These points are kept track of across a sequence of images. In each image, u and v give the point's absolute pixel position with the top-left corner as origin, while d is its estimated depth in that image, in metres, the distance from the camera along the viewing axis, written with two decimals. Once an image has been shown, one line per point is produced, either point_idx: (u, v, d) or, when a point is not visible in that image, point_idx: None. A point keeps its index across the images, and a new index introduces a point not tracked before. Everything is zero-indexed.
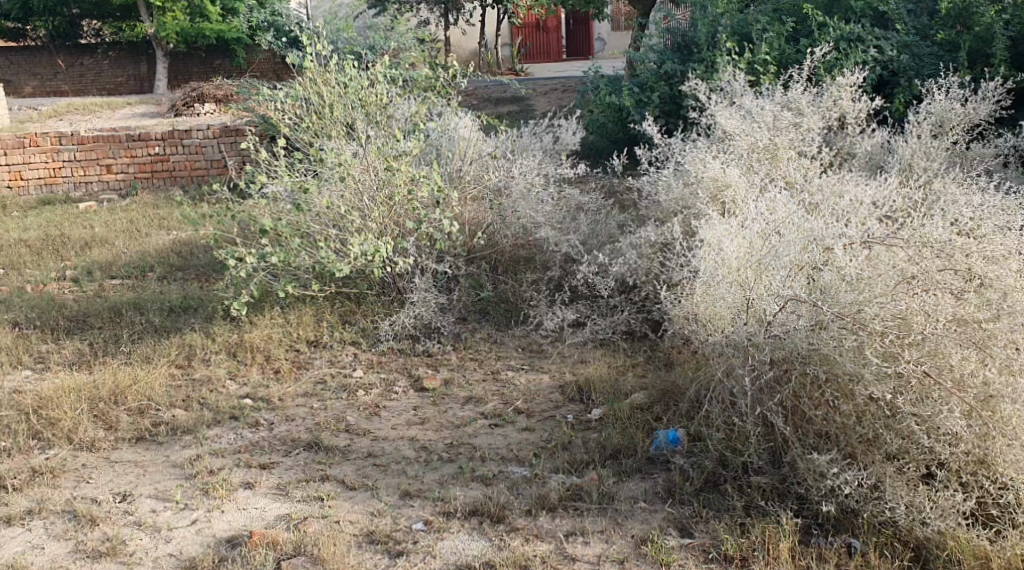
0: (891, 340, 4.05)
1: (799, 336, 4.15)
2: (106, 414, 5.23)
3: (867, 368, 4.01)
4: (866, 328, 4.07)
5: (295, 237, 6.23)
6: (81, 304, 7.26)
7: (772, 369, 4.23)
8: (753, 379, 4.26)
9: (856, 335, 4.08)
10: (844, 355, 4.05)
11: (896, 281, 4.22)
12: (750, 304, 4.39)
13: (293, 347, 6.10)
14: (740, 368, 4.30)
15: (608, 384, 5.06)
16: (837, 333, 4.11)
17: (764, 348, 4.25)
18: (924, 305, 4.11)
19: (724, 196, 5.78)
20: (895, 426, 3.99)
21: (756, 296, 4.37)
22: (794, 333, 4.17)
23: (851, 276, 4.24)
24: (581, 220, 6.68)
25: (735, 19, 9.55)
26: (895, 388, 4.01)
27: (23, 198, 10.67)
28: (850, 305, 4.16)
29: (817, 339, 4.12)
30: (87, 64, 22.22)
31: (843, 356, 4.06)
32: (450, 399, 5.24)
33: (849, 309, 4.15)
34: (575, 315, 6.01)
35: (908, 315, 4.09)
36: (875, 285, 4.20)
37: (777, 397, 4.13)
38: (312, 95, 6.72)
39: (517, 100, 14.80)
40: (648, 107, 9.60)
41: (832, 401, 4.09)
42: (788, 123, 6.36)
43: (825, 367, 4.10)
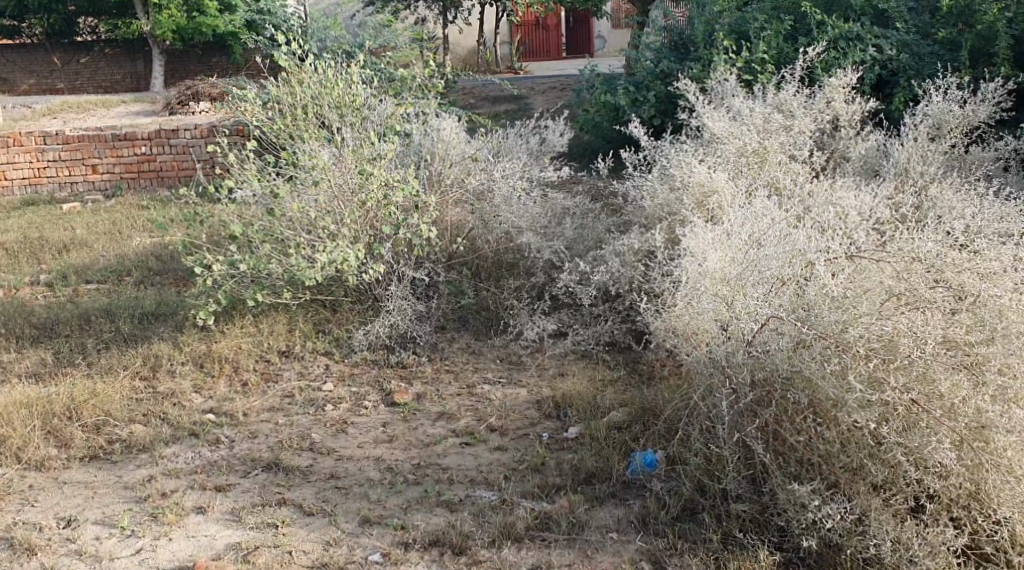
0: (876, 364, 3.82)
1: (780, 357, 3.91)
2: (59, 430, 4.98)
3: (850, 394, 3.76)
4: (850, 351, 3.84)
5: (265, 243, 5.96)
6: (52, 310, 7.00)
7: (753, 390, 3.99)
8: (731, 402, 4.02)
9: (839, 358, 3.85)
10: (826, 380, 3.80)
11: (882, 300, 3.99)
12: (730, 322, 4.13)
13: (263, 359, 5.84)
14: (719, 390, 4.06)
15: (586, 400, 4.81)
16: (820, 355, 3.86)
17: (742, 371, 4.02)
18: (912, 325, 3.85)
19: (709, 202, 5.51)
20: (882, 455, 3.74)
21: (736, 314, 4.12)
22: (775, 353, 3.93)
23: (835, 293, 3.97)
24: (566, 224, 6.42)
25: (732, 17, 9.30)
26: (881, 415, 3.77)
27: (6, 199, 10.47)
28: (835, 325, 3.90)
29: (799, 360, 3.87)
30: (84, 62, 22.06)
31: (825, 380, 3.81)
32: (421, 415, 4.99)
33: (833, 329, 3.89)
34: (556, 324, 5.74)
35: (895, 337, 3.84)
36: (861, 303, 3.93)
37: (757, 421, 3.89)
38: (287, 94, 6.45)
39: (513, 99, 14.53)
40: (642, 106, 9.32)
41: (815, 427, 3.84)
42: (779, 126, 6.08)
43: (807, 391, 3.86)
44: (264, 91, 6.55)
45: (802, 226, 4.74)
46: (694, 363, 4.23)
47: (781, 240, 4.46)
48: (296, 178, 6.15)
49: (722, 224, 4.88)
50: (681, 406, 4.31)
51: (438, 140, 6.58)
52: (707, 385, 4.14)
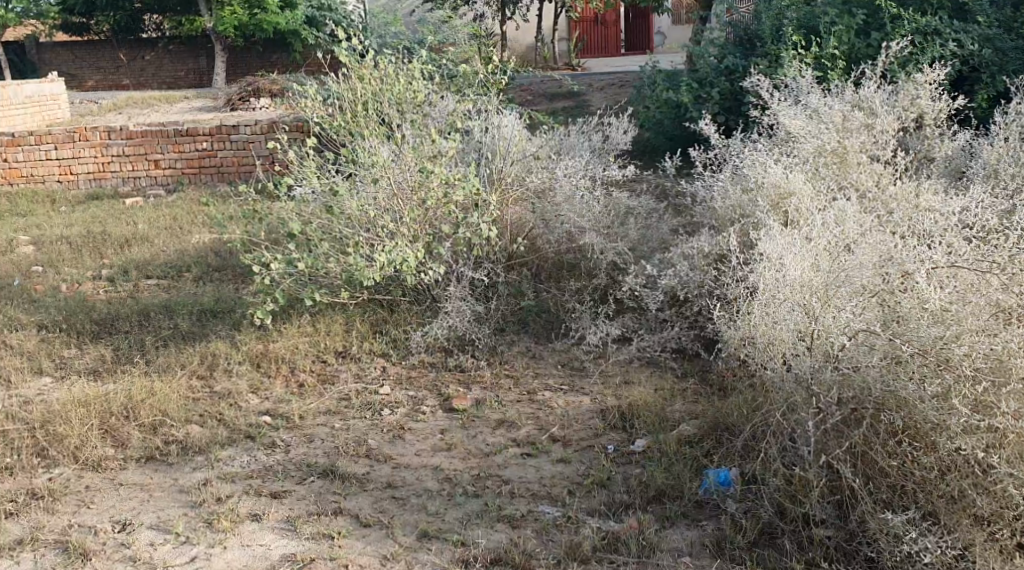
0: (984, 387, 3.62)
1: (871, 373, 3.76)
2: (116, 430, 4.88)
3: (954, 419, 3.58)
4: (954, 371, 3.67)
5: (324, 242, 5.84)
6: (111, 306, 6.96)
7: (841, 409, 3.80)
8: (817, 422, 3.83)
9: (942, 378, 3.68)
10: (926, 403, 3.64)
11: (988, 314, 3.82)
12: (816, 334, 3.98)
13: (319, 360, 5.72)
14: (803, 411, 3.87)
15: (653, 411, 4.62)
16: (917, 373, 3.72)
17: (829, 389, 3.85)
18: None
19: (786, 205, 5.27)
20: (987, 485, 3.51)
21: (822, 327, 3.96)
22: (867, 370, 3.78)
23: (936, 306, 3.83)
24: (630, 224, 6.20)
25: (801, 12, 9.04)
26: (988, 443, 3.56)
27: (72, 193, 10.51)
28: (936, 341, 3.74)
29: (894, 380, 3.72)
30: (148, 59, 22.50)
31: (925, 402, 3.65)
32: (481, 422, 4.83)
33: (934, 345, 3.74)
34: (620, 329, 5.53)
35: (1005, 356, 3.65)
36: (963, 318, 3.77)
37: (847, 443, 3.70)
38: (347, 89, 6.29)
39: (572, 96, 14.36)
40: (707, 104, 9.10)
41: (911, 452, 3.66)
42: (858, 124, 5.88)
43: (903, 413, 3.70)
44: (323, 86, 6.41)
45: (892, 237, 4.51)
46: (775, 379, 4.06)
47: (872, 250, 4.32)
48: (356, 177, 6.02)
49: (808, 230, 4.70)
50: (762, 422, 4.11)
51: (498, 137, 6.39)
52: (791, 402, 3.96)
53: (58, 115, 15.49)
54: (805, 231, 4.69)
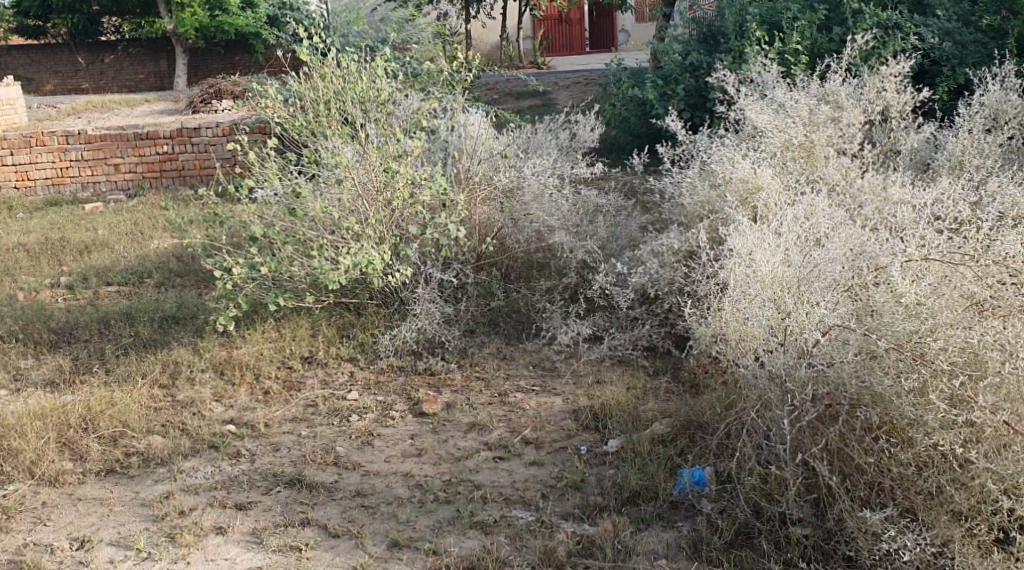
0: (961, 381, 3.59)
1: (846, 369, 3.71)
2: (75, 443, 4.77)
3: (930, 414, 3.54)
4: (930, 364, 3.62)
5: (288, 245, 5.72)
6: (71, 314, 6.81)
7: (815, 406, 3.75)
8: (791, 419, 3.78)
9: (917, 372, 3.63)
10: (902, 399, 3.61)
11: (963, 308, 3.79)
12: (790, 329, 3.93)
13: (285, 366, 5.61)
14: (778, 409, 3.82)
15: (626, 411, 4.55)
16: (892, 369, 3.67)
17: (804, 386, 3.80)
18: (1001, 336, 3.61)
19: (755, 200, 5.22)
20: (965, 480, 3.47)
21: (795, 322, 3.92)
22: (841, 366, 3.72)
23: (908, 300, 3.81)
24: (599, 222, 6.13)
25: (763, 6, 9.02)
26: (966, 438, 3.53)
27: (30, 199, 10.29)
28: (910, 335, 3.72)
29: (870, 376, 3.67)
30: (108, 61, 22.13)
31: (901, 398, 3.62)
32: (452, 426, 4.74)
33: (907, 339, 3.72)
34: (591, 328, 5.44)
35: (980, 350, 3.62)
36: (937, 313, 3.75)
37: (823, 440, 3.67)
38: (308, 90, 6.18)
39: (536, 94, 14.31)
40: (672, 100, 9.06)
41: (888, 448, 3.63)
42: (825, 117, 5.85)
43: (879, 409, 3.66)
44: (285, 87, 6.29)
45: (863, 232, 4.47)
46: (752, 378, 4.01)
47: (843, 243, 4.28)
48: (320, 178, 5.92)
49: (779, 225, 4.65)
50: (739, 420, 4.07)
51: (466, 136, 6.35)
52: (766, 400, 3.91)
53: (15, 120, 15.20)
54: (777, 226, 4.64)
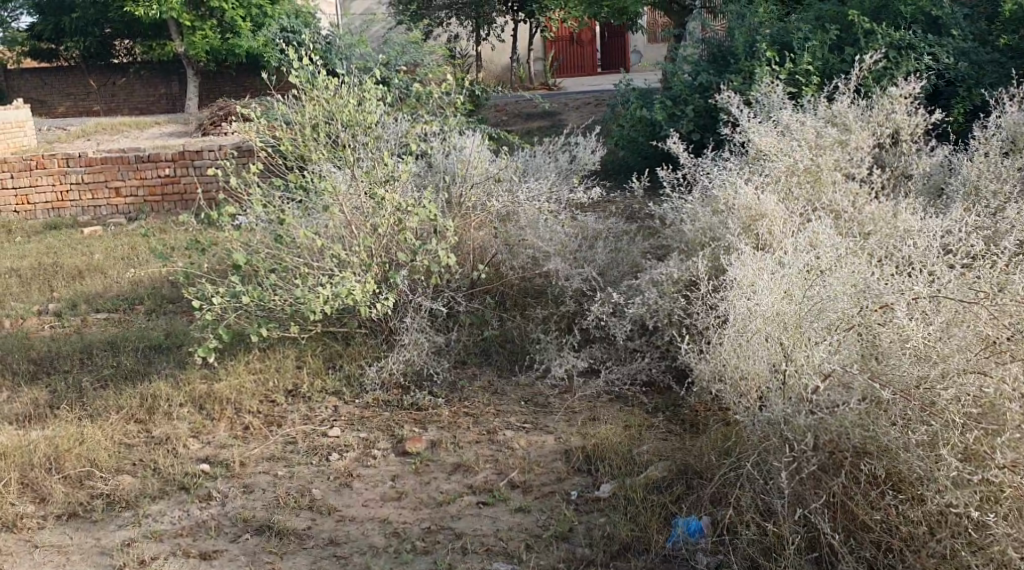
0: (976, 436, 3.33)
1: (849, 416, 3.48)
2: (38, 484, 4.56)
3: (942, 470, 3.30)
4: (942, 417, 3.37)
5: (269, 273, 5.43)
6: (54, 343, 6.56)
7: (816, 454, 3.54)
8: (791, 471, 3.56)
9: (928, 425, 3.39)
10: (911, 453, 3.37)
11: (979, 352, 3.52)
12: (787, 376, 3.71)
13: (267, 400, 5.33)
14: (776, 458, 3.60)
15: (620, 452, 4.27)
16: (900, 419, 3.44)
17: (804, 434, 3.56)
18: (1019, 385, 3.35)
19: (758, 227, 4.94)
20: (981, 544, 3.23)
21: (794, 369, 3.69)
22: (844, 413, 3.49)
23: (917, 345, 3.54)
24: (598, 249, 5.82)
25: (774, 27, 8.82)
26: (983, 497, 3.27)
27: (30, 223, 10.08)
28: (919, 383, 3.48)
29: (875, 425, 3.46)
30: (119, 84, 22.19)
31: (909, 451, 3.39)
32: (435, 467, 4.46)
33: (917, 388, 3.47)
34: (587, 362, 5.16)
35: (997, 400, 3.35)
36: (951, 358, 3.48)
37: (824, 494, 3.45)
38: (295, 112, 5.91)
39: (546, 116, 14.06)
40: (680, 121, 8.80)
41: (897, 505, 3.41)
42: (833, 141, 5.58)
43: (885, 461, 3.44)
44: (272, 108, 6.04)
45: (869, 265, 4.20)
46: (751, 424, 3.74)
47: (850, 277, 4.00)
48: (307, 205, 5.67)
49: (782, 257, 4.37)
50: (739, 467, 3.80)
51: (459, 160, 6.07)
52: (765, 448, 3.66)
53: (24, 142, 15.02)
54: (779, 257, 4.36)
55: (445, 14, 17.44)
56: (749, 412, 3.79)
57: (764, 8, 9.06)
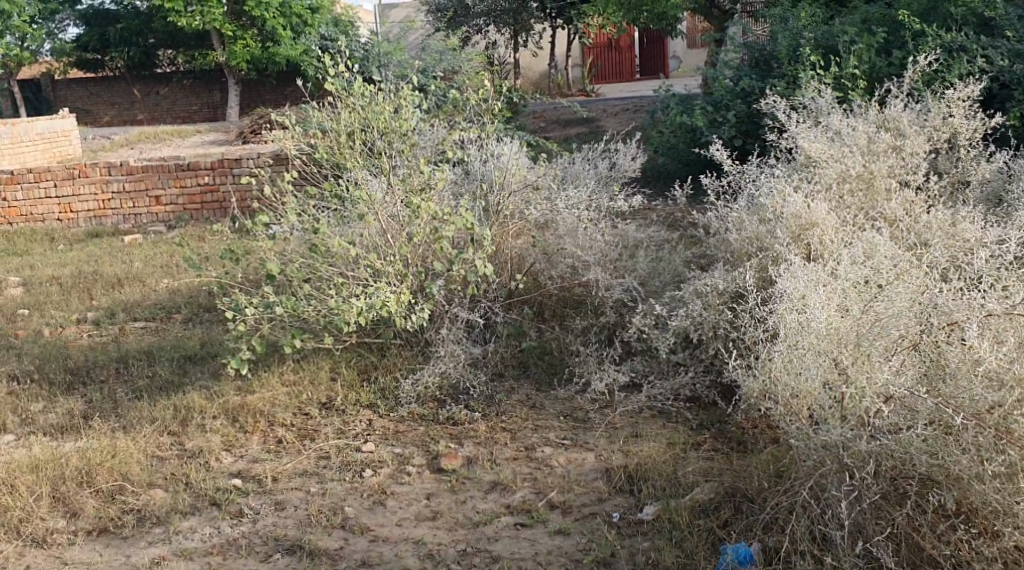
0: None
1: (914, 444, 3.38)
2: (68, 498, 4.46)
3: (1019, 503, 3.23)
4: (1018, 445, 3.29)
5: (303, 283, 5.32)
6: (91, 353, 6.48)
7: (879, 484, 3.44)
8: (851, 501, 3.43)
9: (1003, 454, 3.30)
10: (984, 485, 3.28)
11: None
12: (846, 400, 3.55)
13: (300, 413, 5.21)
14: (836, 487, 3.47)
15: (663, 472, 4.12)
16: (972, 447, 3.33)
17: (865, 461, 3.45)
18: None
19: (809, 237, 4.75)
20: None
21: (857, 391, 3.54)
22: (910, 439, 3.39)
23: (993, 370, 3.46)
24: (640, 258, 5.65)
25: (818, 30, 8.69)
26: None
27: (72, 231, 10.09)
28: (992, 407, 3.38)
29: (943, 454, 3.35)
30: (163, 94, 22.40)
31: (985, 485, 3.29)
32: (472, 485, 4.33)
33: (992, 412, 3.38)
34: (628, 376, 4.98)
35: None
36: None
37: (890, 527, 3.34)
38: (330, 119, 5.78)
39: (585, 122, 13.94)
40: (722, 127, 8.60)
41: (966, 538, 3.33)
42: (886, 146, 5.38)
43: (955, 491, 3.34)
44: (306, 115, 5.94)
45: (932, 282, 4.06)
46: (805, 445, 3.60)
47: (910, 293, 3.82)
48: (342, 212, 5.57)
49: (834, 269, 4.19)
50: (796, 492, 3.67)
51: (497, 167, 5.92)
52: (823, 474, 3.54)
53: (71, 152, 15.09)
54: (831, 270, 4.17)
55: (483, 21, 17.39)
56: (800, 433, 3.63)
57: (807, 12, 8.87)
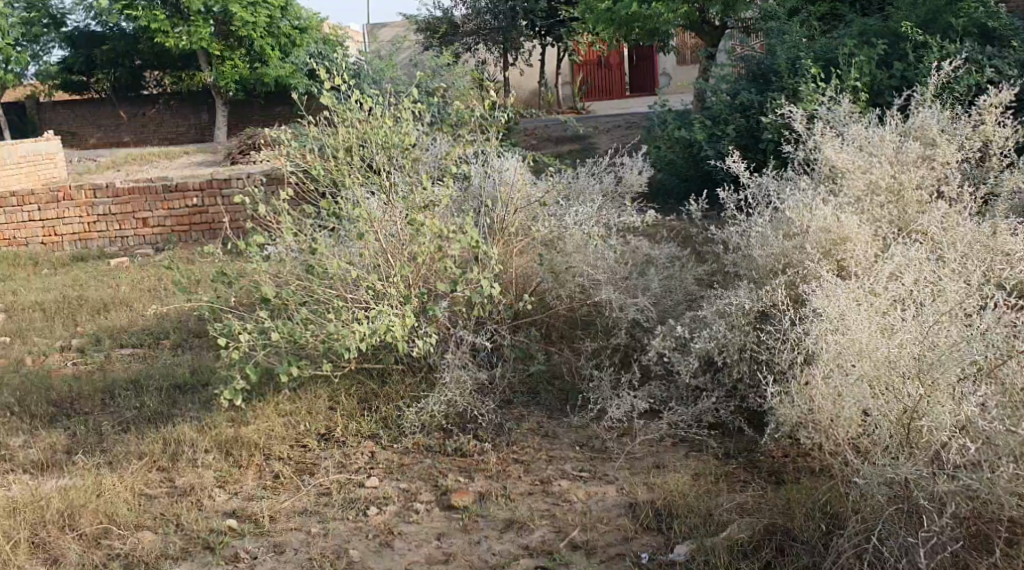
0: None
1: (1002, 487, 3.24)
2: (49, 544, 4.18)
3: None
4: None
5: (300, 307, 5.01)
6: (75, 382, 6.16)
7: (957, 531, 3.31)
8: (931, 549, 3.30)
9: None
10: None
11: None
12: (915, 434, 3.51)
13: (298, 445, 4.91)
14: (907, 535, 3.36)
15: (693, 508, 3.89)
16: None
17: (946, 505, 3.31)
18: None
19: (840, 254, 4.57)
20: None
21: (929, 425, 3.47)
22: (995, 480, 3.25)
23: None
24: (652, 275, 5.34)
25: (817, 43, 8.45)
26: None
27: (57, 255, 9.77)
28: None
29: None
30: (149, 115, 22.06)
31: None
32: (485, 525, 4.08)
33: None
34: (647, 401, 4.69)
35: None
36: None
37: None
38: (325, 134, 5.49)
39: (578, 139, 13.69)
40: (722, 141, 8.32)
41: None
42: (915, 156, 5.18)
43: None
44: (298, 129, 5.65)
45: (988, 302, 3.88)
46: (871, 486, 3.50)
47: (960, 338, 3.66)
48: (340, 231, 5.29)
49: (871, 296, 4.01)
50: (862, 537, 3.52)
51: (501, 182, 5.64)
52: (887, 519, 3.42)
53: (57, 174, 14.77)
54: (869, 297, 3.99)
55: (471, 40, 17.49)
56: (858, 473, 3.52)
57: (796, 33, 8.64)
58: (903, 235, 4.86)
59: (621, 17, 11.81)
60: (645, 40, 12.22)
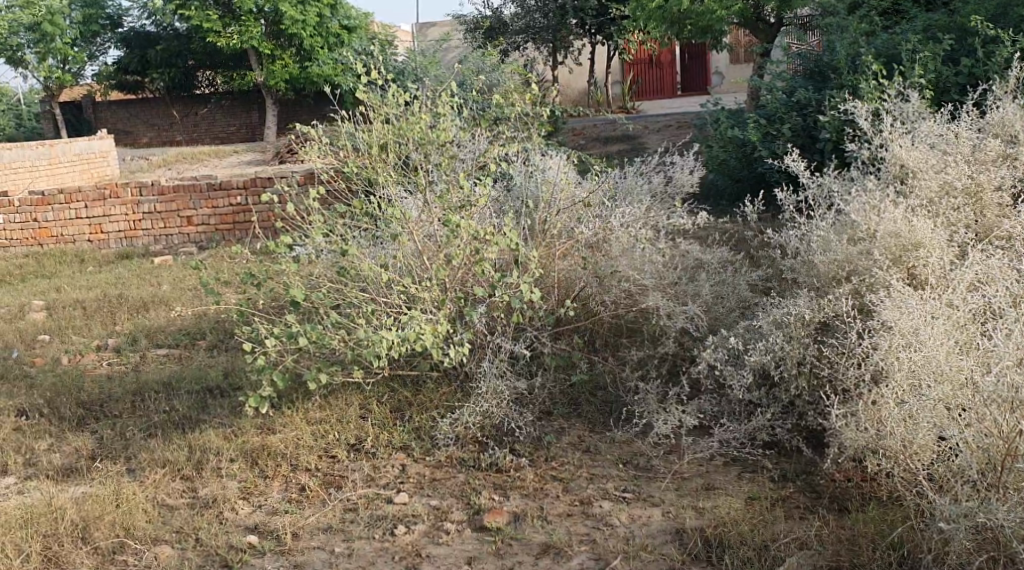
0: None
1: None
2: (63, 557, 3.98)
3: None
4: None
5: (328, 311, 4.74)
6: (107, 383, 5.93)
7: None
8: None
9: None
10: None
11: None
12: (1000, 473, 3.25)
13: (327, 456, 4.62)
14: None
15: (745, 538, 3.64)
16: None
17: None
18: None
19: (911, 261, 4.24)
20: None
21: None
22: None
23: None
24: (702, 281, 5.03)
25: (878, 39, 8.06)
26: None
27: (102, 252, 9.61)
28: None
29: None
30: (202, 114, 22.01)
31: None
32: (520, 548, 3.85)
33: None
34: (696, 416, 4.38)
35: None
36: None
37: None
38: (359, 130, 5.21)
39: (629, 138, 13.33)
40: (778, 140, 7.95)
41: None
42: (996, 154, 4.86)
43: None
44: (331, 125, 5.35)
45: None
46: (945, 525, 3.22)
47: None
48: (374, 231, 5.03)
49: (947, 311, 3.70)
50: None
51: (543, 181, 5.35)
52: None
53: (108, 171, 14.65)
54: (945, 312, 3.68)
55: (522, 39, 17.21)
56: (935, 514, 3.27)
57: (857, 27, 8.24)
58: (984, 240, 4.54)
59: (674, 14, 11.45)
60: (698, 36, 11.83)
